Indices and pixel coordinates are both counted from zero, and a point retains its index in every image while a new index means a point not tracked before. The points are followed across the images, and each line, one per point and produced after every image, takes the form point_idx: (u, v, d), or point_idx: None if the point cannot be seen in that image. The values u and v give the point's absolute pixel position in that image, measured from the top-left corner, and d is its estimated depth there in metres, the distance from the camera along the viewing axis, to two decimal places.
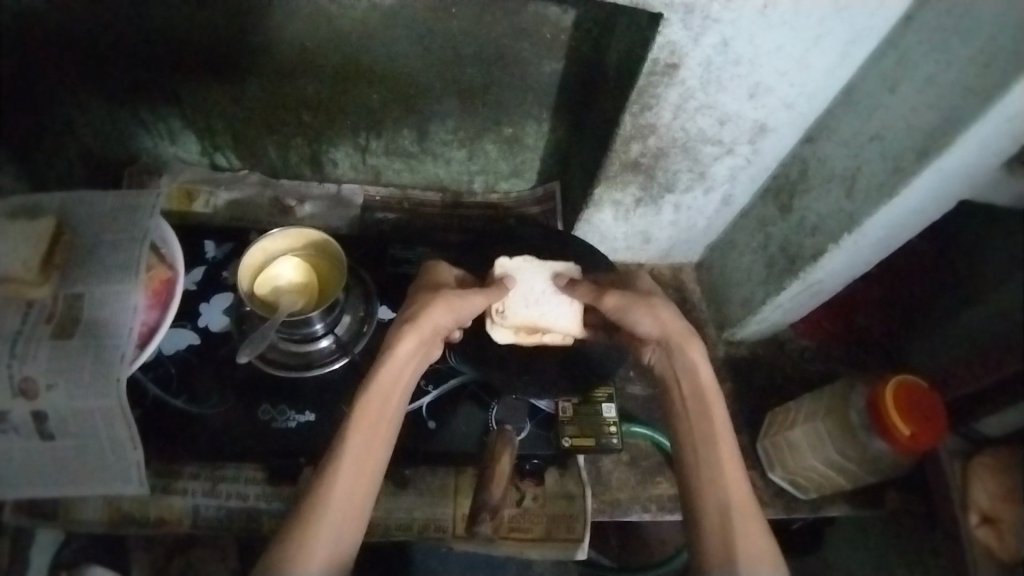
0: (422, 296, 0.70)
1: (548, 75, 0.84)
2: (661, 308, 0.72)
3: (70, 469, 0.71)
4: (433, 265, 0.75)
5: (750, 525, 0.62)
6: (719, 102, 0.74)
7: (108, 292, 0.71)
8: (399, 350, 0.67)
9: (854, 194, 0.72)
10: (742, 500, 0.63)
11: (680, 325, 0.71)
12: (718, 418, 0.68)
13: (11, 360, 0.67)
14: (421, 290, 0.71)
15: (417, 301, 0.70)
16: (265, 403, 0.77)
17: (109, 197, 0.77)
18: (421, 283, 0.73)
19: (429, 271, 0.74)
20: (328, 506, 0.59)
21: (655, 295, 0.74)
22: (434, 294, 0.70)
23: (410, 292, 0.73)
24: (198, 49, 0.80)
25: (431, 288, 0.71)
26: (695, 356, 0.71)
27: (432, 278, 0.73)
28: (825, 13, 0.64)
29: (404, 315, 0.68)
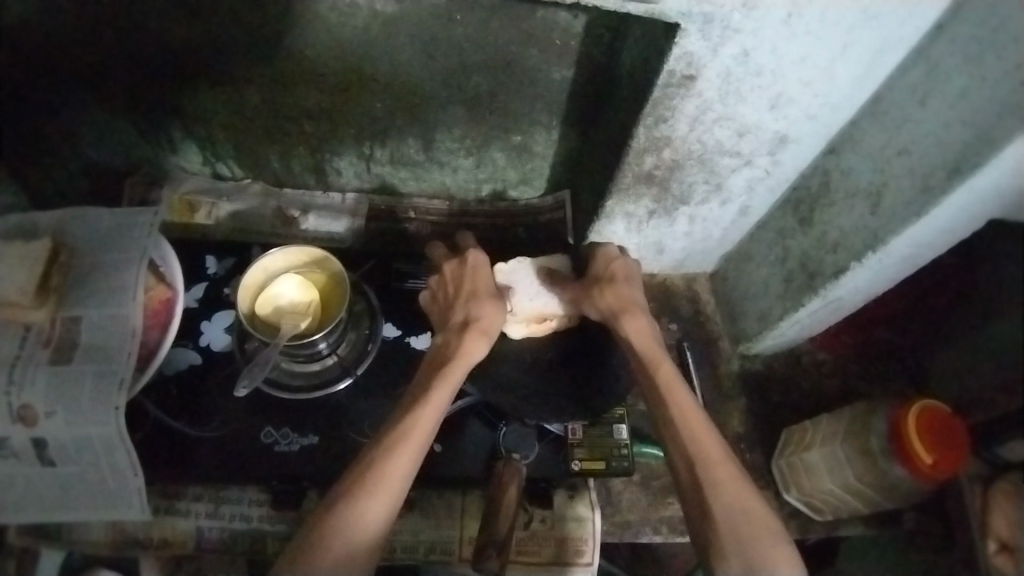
0: (490, 305, 0.71)
1: (558, 83, 0.81)
2: (607, 291, 0.71)
3: (70, 494, 0.70)
4: (481, 259, 0.74)
5: (721, 477, 0.58)
6: (738, 113, 0.71)
7: (107, 315, 0.69)
8: (474, 357, 0.68)
9: (879, 211, 0.69)
10: (712, 452, 0.60)
11: (630, 302, 0.71)
12: (673, 378, 0.65)
13: (10, 386, 0.66)
14: (486, 295, 0.71)
15: (487, 310, 0.70)
16: (267, 425, 0.76)
17: (107, 213, 0.75)
18: (480, 284, 0.72)
19: (479, 268, 0.73)
20: (395, 494, 0.57)
21: (604, 278, 0.72)
22: (497, 304, 0.71)
23: (456, 284, 0.73)
24: (195, 59, 0.77)
25: (495, 295, 0.72)
26: (643, 331, 0.69)
27: (488, 281, 0.73)
28: (852, 23, 0.60)
29: (482, 323, 0.69)
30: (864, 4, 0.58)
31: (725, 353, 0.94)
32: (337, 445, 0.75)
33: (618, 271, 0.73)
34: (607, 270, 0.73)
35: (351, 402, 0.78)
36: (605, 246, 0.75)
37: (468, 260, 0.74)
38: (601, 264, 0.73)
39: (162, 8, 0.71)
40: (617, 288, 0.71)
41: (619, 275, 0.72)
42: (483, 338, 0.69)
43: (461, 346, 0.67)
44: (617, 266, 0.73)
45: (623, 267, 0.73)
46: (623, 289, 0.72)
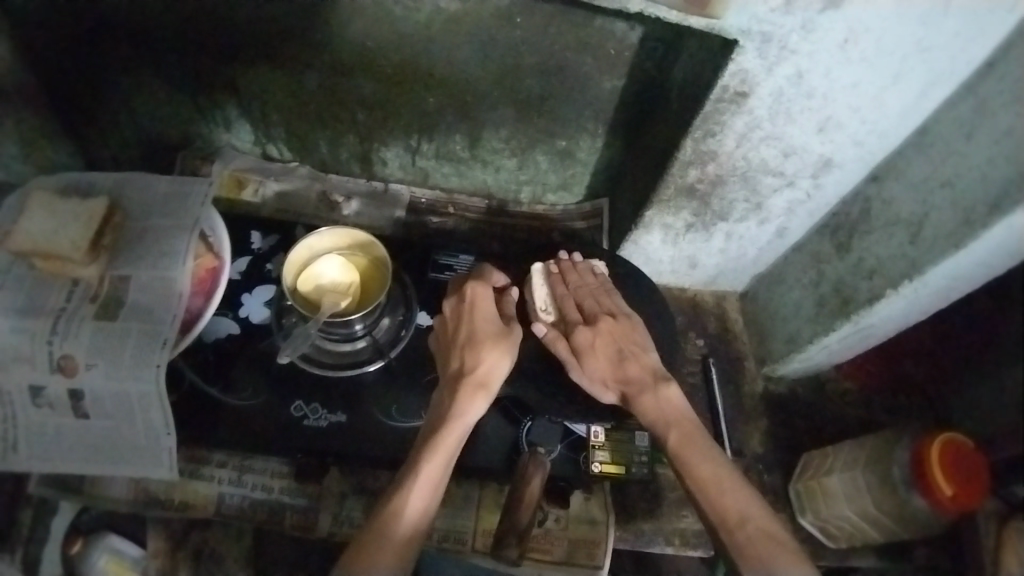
0: (487, 351, 0.68)
1: (607, 92, 0.82)
2: (607, 376, 0.70)
3: (98, 449, 0.71)
4: (479, 290, 0.70)
5: (733, 523, 0.60)
6: (786, 134, 0.71)
7: (155, 277, 0.71)
8: (472, 412, 0.66)
9: (918, 240, 0.69)
10: (722, 499, 0.61)
11: (630, 373, 0.69)
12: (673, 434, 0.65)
13: (53, 337, 0.68)
14: (482, 338, 0.68)
15: (484, 358, 0.68)
16: (298, 399, 0.77)
17: (162, 180, 0.77)
18: (478, 326, 0.69)
19: (479, 301, 0.70)
20: (396, 562, 0.58)
21: (597, 368, 0.70)
22: (499, 348, 0.68)
23: (457, 323, 0.70)
24: (258, 41, 0.80)
25: (495, 337, 0.69)
26: (645, 395, 0.68)
27: (489, 318, 0.69)
28: (906, 52, 0.62)
29: (477, 376, 0.67)
30: (918, 36, 0.60)
31: (750, 373, 0.93)
32: (364, 425, 0.77)
33: (601, 349, 0.70)
34: (596, 354, 0.70)
35: (379, 385, 0.79)
36: (577, 334, 0.71)
37: (467, 293, 0.71)
38: (584, 354, 0.71)
39: None
40: (610, 369, 0.70)
41: (608, 360, 0.70)
42: (480, 390, 0.67)
43: (455, 403, 0.66)
44: (598, 342, 0.70)
45: (603, 340, 0.71)
46: (620, 371, 0.70)
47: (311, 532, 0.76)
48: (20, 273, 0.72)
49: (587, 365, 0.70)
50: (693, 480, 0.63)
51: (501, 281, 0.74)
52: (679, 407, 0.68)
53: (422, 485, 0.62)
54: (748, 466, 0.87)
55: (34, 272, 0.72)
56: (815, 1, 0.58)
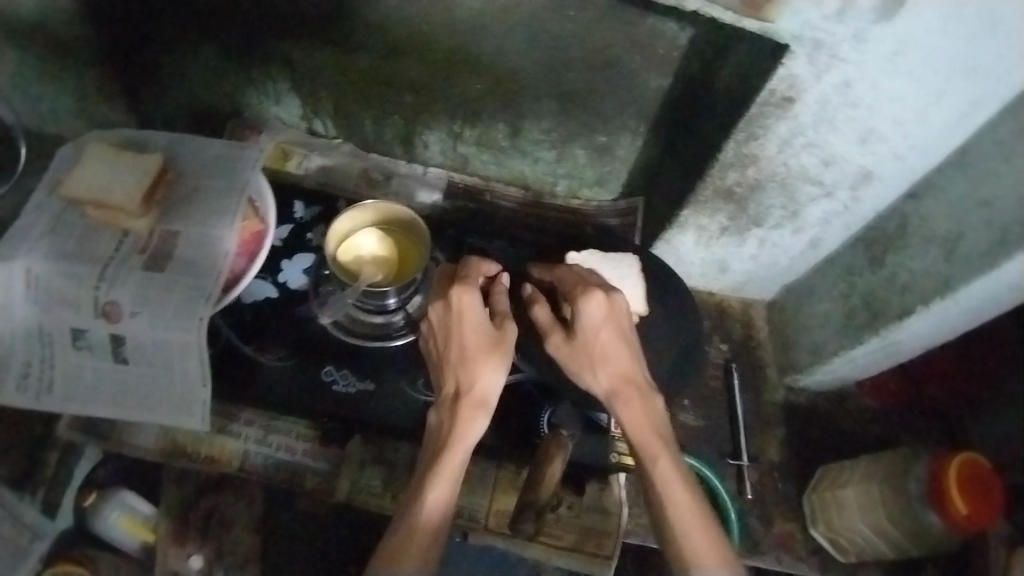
0: (481, 367, 0.66)
1: (653, 91, 0.84)
2: (603, 364, 0.67)
3: (131, 397, 0.73)
4: (466, 299, 0.68)
5: (705, 558, 0.58)
6: (828, 142, 0.72)
7: (203, 235, 0.73)
8: (472, 433, 0.64)
9: (953, 258, 0.70)
10: (696, 535, 0.59)
11: (628, 371, 0.67)
12: (659, 455, 0.63)
13: (100, 283, 0.71)
14: (474, 355, 0.66)
15: (480, 376, 0.66)
16: (329, 364, 0.80)
17: (216, 144, 0.79)
18: (468, 339, 0.67)
19: (466, 311, 0.67)
20: None
21: (598, 346, 0.67)
22: (494, 363, 0.66)
23: (447, 335, 0.68)
24: (315, 16, 0.82)
25: (487, 350, 0.66)
26: (642, 401, 0.66)
27: (481, 329, 0.67)
28: (953, 71, 0.62)
29: (473, 397, 0.65)
30: (964, 56, 0.61)
31: (771, 381, 0.92)
32: (392, 396, 0.79)
33: (606, 334, 0.67)
34: (604, 342, 0.67)
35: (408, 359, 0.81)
36: (596, 307, 0.68)
37: (453, 301, 0.68)
38: (586, 327, 0.68)
39: None
40: (609, 358, 0.67)
41: (612, 352, 0.67)
42: (478, 410, 0.65)
43: (454, 426, 0.64)
44: (605, 326, 0.68)
45: (611, 324, 0.68)
46: (623, 366, 0.67)
47: (329, 497, 0.78)
48: (71, 219, 0.75)
49: (587, 340, 0.68)
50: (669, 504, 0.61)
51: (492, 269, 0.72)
52: (664, 427, 0.66)
53: (432, 510, 0.61)
54: (763, 473, 0.86)
55: (86, 219, 0.74)
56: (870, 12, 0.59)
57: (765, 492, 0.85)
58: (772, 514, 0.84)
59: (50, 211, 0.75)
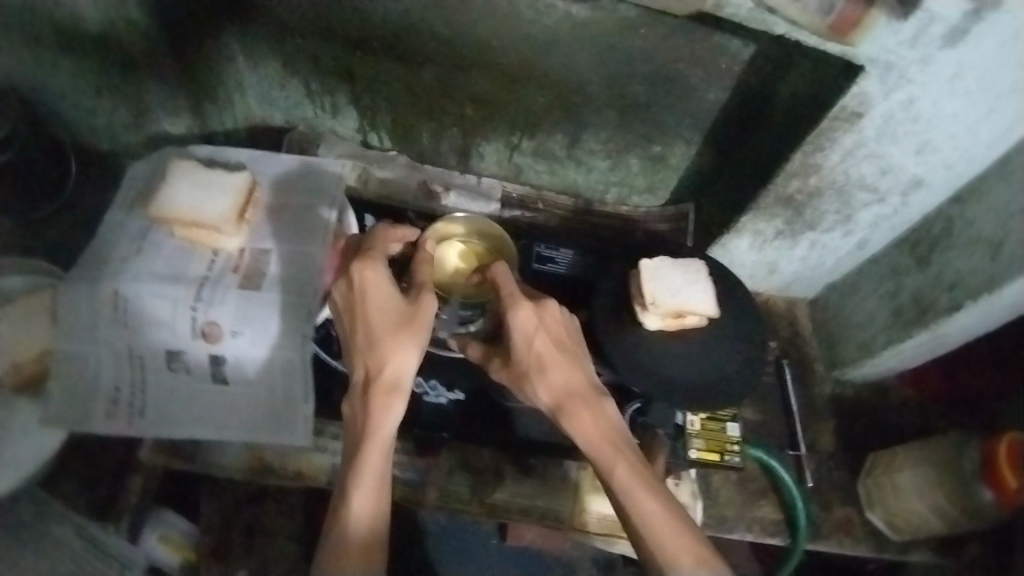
0: (390, 349, 0.67)
1: (710, 102, 0.87)
2: (543, 377, 0.69)
3: (226, 415, 0.73)
4: (369, 275, 0.69)
5: (671, 551, 0.61)
6: (888, 153, 0.76)
7: (296, 252, 0.75)
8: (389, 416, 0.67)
9: (999, 258, 0.75)
10: (668, 535, 0.62)
11: (567, 380, 0.69)
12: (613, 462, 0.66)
13: (197, 304, 0.71)
14: (381, 338, 0.67)
15: (389, 359, 0.67)
16: (418, 376, 0.82)
17: (296, 161, 0.81)
18: (375, 323, 0.68)
19: (369, 294, 0.69)
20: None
21: (533, 359, 0.69)
22: (397, 339, 0.67)
23: (353, 319, 0.69)
24: (381, 34, 0.84)
25: (392, 330, 0.68)
26: (584, 405, 0.68)
27: (387, 306, 0.69)
28: (1004, 90, 0.67)
29: (384, 381, 0.67)
30: (1018, 77, 0.65)
31: (819, 375, 0.98)
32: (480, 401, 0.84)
33: (542, 345, 0.69)
34: (531, 342, 0.69)
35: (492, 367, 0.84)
36: (521, 312, 0.69)
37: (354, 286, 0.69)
38: (522, 341, 0.70)
39: None
40: (545, 366, 0.69)
41: (543, 355, 0.69)
42: (392, 392, 0.67)
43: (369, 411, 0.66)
44: (540, 336, 0.69)
45: (543, 331, 0.70)
46: (561, 370, 0.69)
47: (419, 503, 0.82)
48: (157, 239, 0.74)
49: (523, 354, 0.70)
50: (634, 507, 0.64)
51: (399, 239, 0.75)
52: (618, 431, 0.68)
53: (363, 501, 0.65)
54: (820, 462, 0.91)
55: (174, 239, 0.74)
56: (938, 39, 0.63)
57: (822, 480, 0.90)
58: (830, 500, 0.89)
59: (134, 231, 0.75)
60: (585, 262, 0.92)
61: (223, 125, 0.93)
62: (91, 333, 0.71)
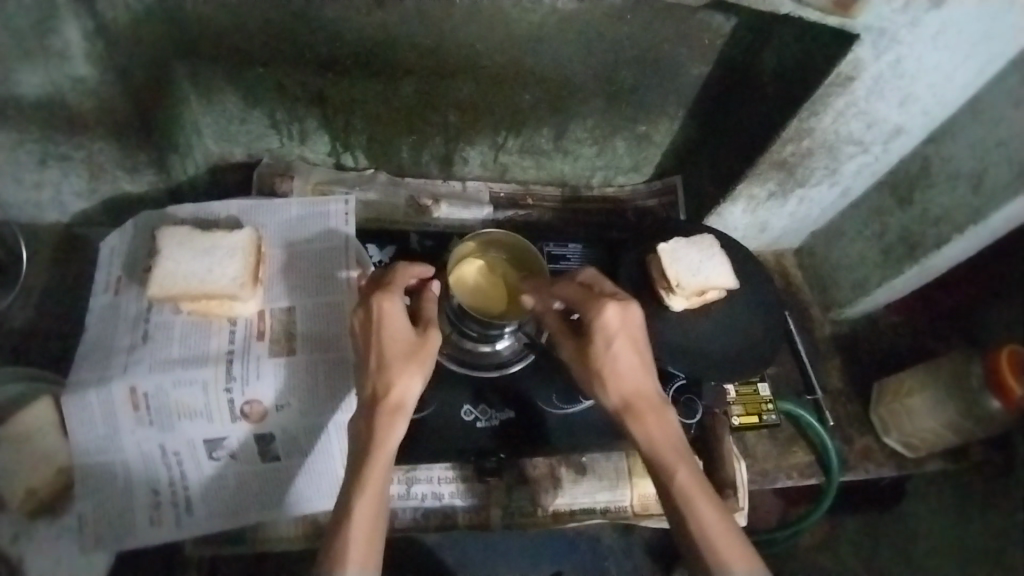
0: (399, 370, 0.62)
1: (693, 78, 0.88)
2: (614, 379, 0.64)
3: (283, 492, 0.68)
4: (387, 305, 0.63)
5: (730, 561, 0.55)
6: (875, 109, 0.80)
7: (323, 304, 0.70)
8: (393, 439, 0.61)
9: (981, 191, 0.80)
10: (726, 542, 0.57)
11: (638, 384, 0.64)
12: (677, 470, 0.60)
13: (231, 383, 0.65)
14: (391, 358, 0.62)
15: (397, 379, 0.61)
16: (467, 403, 0.80)
17: (294, 205, 0.75)
18: (385, 344, 0.62)
19: (385, 317, 0.63)
20: None
21: (609, 362, 0.63)
22: (408, 361, 0.62)
23: (363, 342, 0.63)
24: (356, 50, 0.79)
25: (404, 355, 0.62)
26: (651, 411, 0.63)
27: (401, 333, 0.63)
28: (978, 40, 0.71)
29: (390, 402, 0.61)
30: (990, 27, 0.70)
31: (817, 319, 1.04)
32: (533, 416, 0.80)
33: (620, 347, 0.64)
34: (611, 342, 0.63)
35: (535, 378, 0.82)
36: (609, 311, 0.63)
37: (373, 308, 0.63)
38: (599, 338, 0.64)
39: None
40: (618, 369, 0.64)
41: (618, 358, 0.63)
42: (397, 414, 0.61)
43: (372, 430, 0.60)
44: (619, 336, 0.63)
45: (625, 331, 0.64)
46: (635, 376, 0.64)
47: (486, 529, 0.81)
48: (163, 320, 0.67)
49: (597, 353, 0.64)
50: (694, 516, 0.58)
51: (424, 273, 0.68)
52: (679, 439, 0.63)
53: (355, 540, 0.57)
54: (835, 400, 0.98)
55: (183, 316, 0.68)
56: (925, 1, 0.67)
57: (840, 416, 0.97)
58: (850, 432, 0.96)
59: (132, 315, 0.67)
60: (600, 251, 0.94)
61: (186, 173, 0.85)
62: (114, 437, 0.64)
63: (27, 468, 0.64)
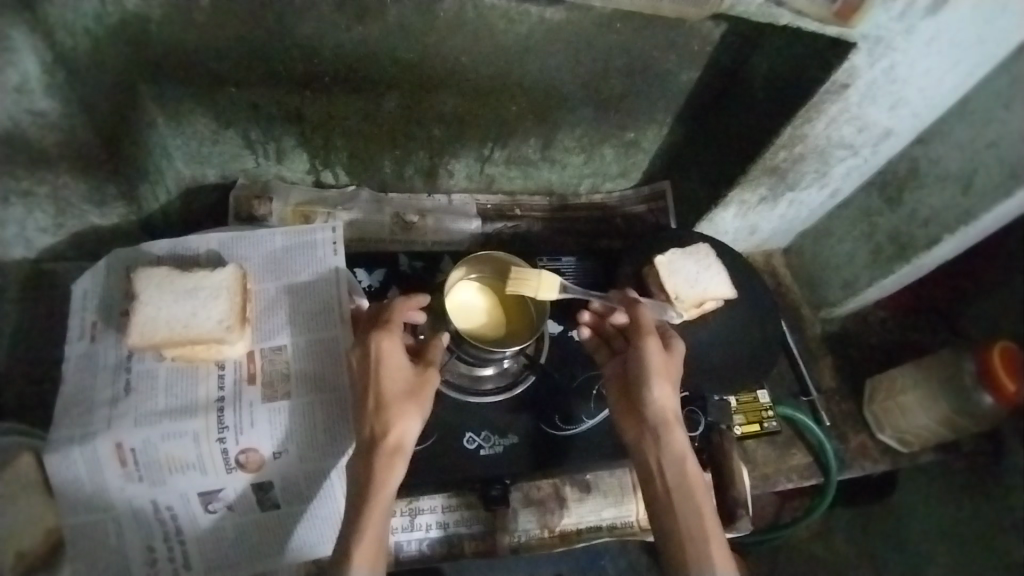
0: (397, 411, 0.59)
1: (683, 83, 0.85)
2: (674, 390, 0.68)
3: (284, 540, 0.66)
4: (386, 344, 0.61)
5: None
6: (867, 114, 0.79)
7: (314, 341, 0.67)
8: (394, 481, 0.59)
9: (971, 192, 0.80)
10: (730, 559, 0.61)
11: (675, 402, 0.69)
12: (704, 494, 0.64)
13: (223, 433, 0.61)
14: (389, 399, 0.59)
15: (395, 420, 0.59)
16: (469, 430, 0.77)
17: (278, 235, 0.72)
18: (384, 385, 0.60)
19: (384, 357, 0.61)
20: None
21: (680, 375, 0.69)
22: (406, 401, 0.60)
23: (363, 380, 0.61)
24: (332, 66, 0.74)
25: (403, 395, 0.60)
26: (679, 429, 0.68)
27: (400, 372, 0.61)
28: (969, 44, 0.70)
29: (389, 443, 0.58)
30: (983, 31, 0.69)
31: (808, 319, 1.05)
32: (537, 440, 0.79)
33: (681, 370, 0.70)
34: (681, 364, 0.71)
35: (536, 400, 0.80)
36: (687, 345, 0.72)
37: (371, 348, 0.61)
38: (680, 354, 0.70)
39: (324, 11, 0.67)
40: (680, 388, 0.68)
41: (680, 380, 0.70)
42: (396, 455, 0.59)
43: (370, 473, 0.58)
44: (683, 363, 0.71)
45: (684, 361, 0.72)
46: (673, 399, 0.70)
47: (494, 555, 0.80)
48: (145, 368, 0.63)
49: (676, 363, 0.69)
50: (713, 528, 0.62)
51: (424, 302, 0.65)
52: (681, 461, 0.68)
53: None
54: (828, 399, 0.99)
55: (167, 362, 0.64)
56: (920, 9, 0.66)
57: (834, 415, 0.98)
58: (845, 431, 0.97)
59: (112, 364, 0.64)
60: (594, 263, 0.93)
61: (158, 202, 0.80)
62: (102, 495, 0.61)
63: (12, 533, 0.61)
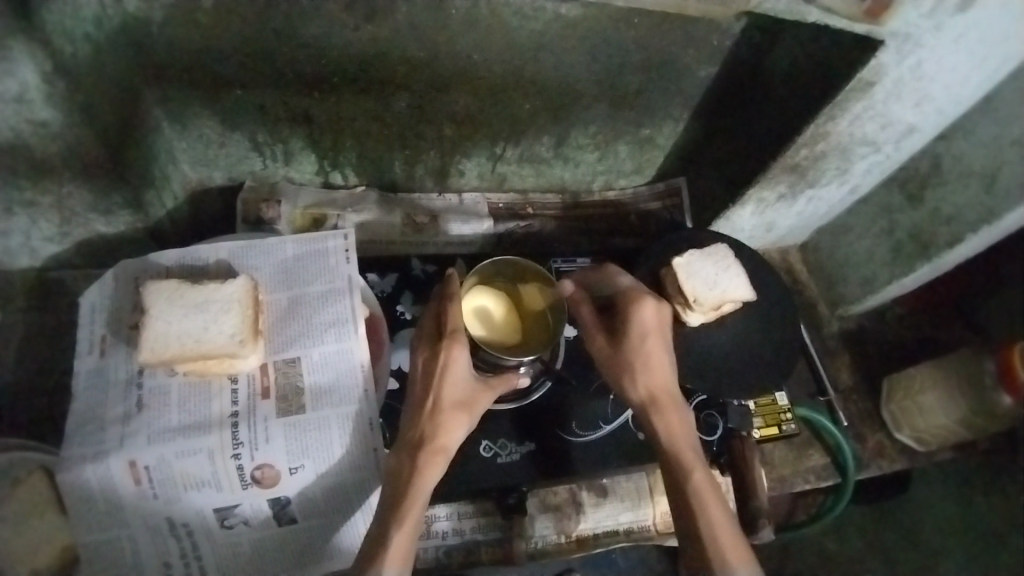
0: (451, 418, 0.61)
1: (700, 79, 0.83)
2: (641, 375, 0.67)
3: (302, 553, 0.65)
4: (457, 352, 0.61)
5: (732, 555, 0.60)
6: (891, 111, 0.76)
7: (328, 352, 0.65)
8: (432, 482, 0.60)
9: (994, 190, 0.78)
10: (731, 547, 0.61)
11: (665, 379, 0.67)
12: (695, 469, 0.64)
13: (238, 448, 0.60)
14: (446, 405, 0.61)
15: (446, 425, 0.61)
16: (484, 439, 0.76)
17: (287, 243, 0.70)
18: (445, 391, 0.61)
19: (452, 364, 0.62)
20: None
21: (638, 356, 0.67)
22: (457, 410, 0.62)
23: (426, 382, 0.62)
24: (338, 65, 0.72)
25: (459, 403, 0.62)
26: (671, 409, 0.67)
27: (461, 381, 0.62)
28: (1000, 38, 0.68)
29: (437, 445, 0.60)
30: (1015, 25, 0.66)
31: (825, 316, 1.03)
32: (553, 446, 0.78)
33: (652, 342, 0.67)
34: (645, 333, 0.67)
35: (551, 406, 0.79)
36: (649, 300, 0.67)
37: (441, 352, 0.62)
38: (636, 331, 0.67)
39: (330, 10, 0.65)
40: (649, 367, 0.67)
41: (653, 354, 0.67)
42: (439, 458, 0.61)
43: (416, 472, 0.59)
44: (652, 332, 0.67)
45: (657, 328, 0.68)
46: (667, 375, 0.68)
47: (510, 562, 0.79)
48: (157, 383, 0.62)
49: (631, 346, 0.67)
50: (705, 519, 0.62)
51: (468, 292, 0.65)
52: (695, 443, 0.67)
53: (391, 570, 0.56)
54: (845, 399, 0.98)
55: (179, 377, 0.63)
56: (951, 4, 0.63)
57: (851, 415, 0.97)
58: (862, 431, 0.97)
59: (123, 380, 0.62)
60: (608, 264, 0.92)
61: (165, 207, 0.79)
62: (116, 513, 0.60)
63: (28, 550, 0.61)
